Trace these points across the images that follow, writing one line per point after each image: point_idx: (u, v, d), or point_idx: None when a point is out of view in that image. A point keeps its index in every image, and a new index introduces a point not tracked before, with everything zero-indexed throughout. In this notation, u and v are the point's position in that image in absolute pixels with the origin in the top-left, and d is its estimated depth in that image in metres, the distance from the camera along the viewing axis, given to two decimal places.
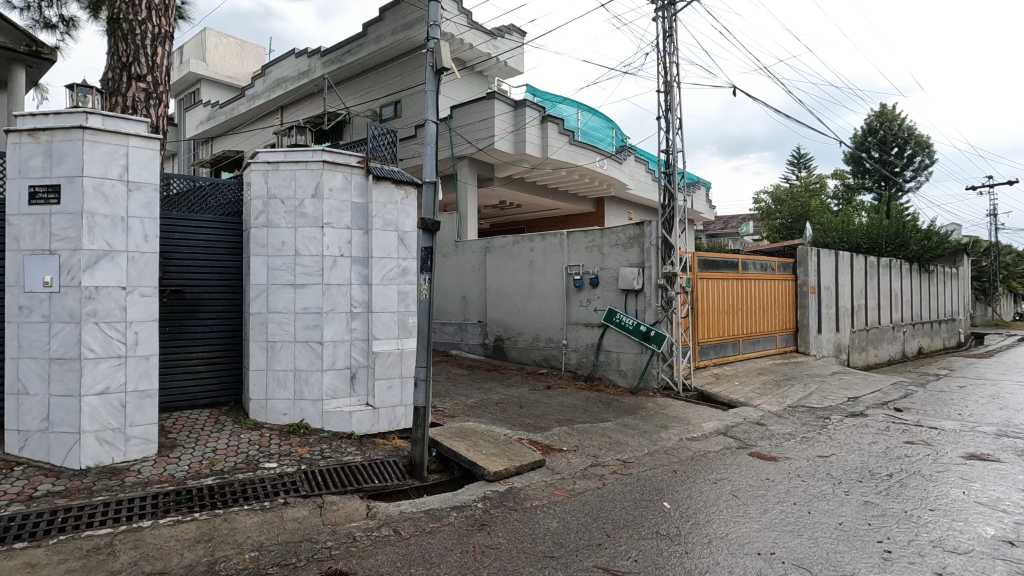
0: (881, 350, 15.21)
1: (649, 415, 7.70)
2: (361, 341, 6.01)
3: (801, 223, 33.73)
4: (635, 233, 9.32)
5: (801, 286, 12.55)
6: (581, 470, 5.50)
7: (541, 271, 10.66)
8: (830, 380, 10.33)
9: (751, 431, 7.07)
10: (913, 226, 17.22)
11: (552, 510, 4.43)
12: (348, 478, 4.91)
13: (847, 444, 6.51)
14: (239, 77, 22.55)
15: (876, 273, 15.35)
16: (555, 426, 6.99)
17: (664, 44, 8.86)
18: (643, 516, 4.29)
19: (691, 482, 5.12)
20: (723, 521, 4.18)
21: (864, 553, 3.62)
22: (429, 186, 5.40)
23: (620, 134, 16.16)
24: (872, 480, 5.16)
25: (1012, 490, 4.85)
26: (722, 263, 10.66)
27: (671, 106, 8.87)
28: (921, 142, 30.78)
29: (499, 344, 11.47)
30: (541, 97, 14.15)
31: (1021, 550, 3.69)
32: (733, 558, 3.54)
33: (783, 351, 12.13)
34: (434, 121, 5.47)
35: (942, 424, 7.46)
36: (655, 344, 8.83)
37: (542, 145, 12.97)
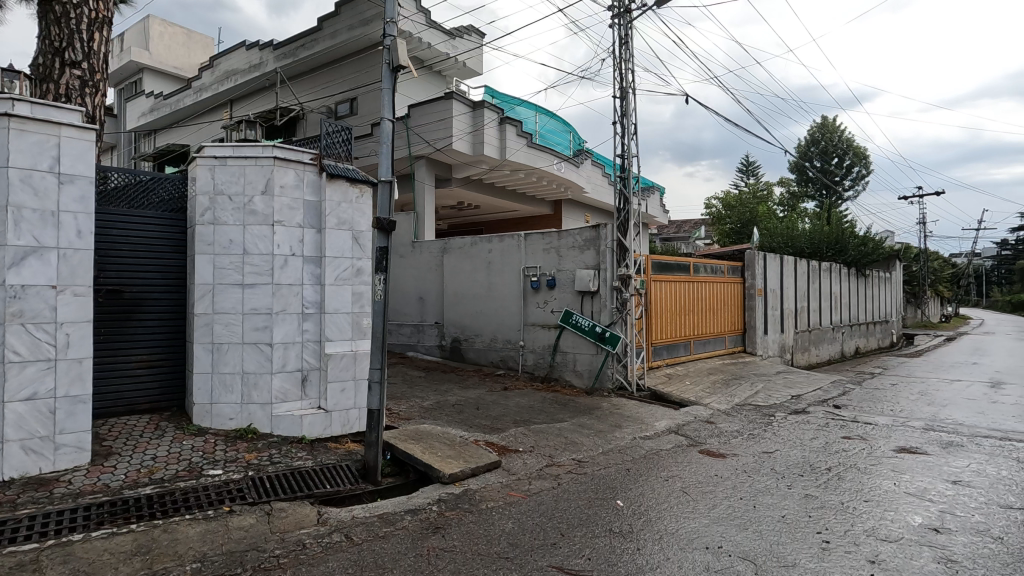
0: (821, 349, 15.96)
1: (604, 415, 7.82)
2: (313, 342, 5.85)
3: (749, 228, 35.13)
4: (592, 235, 9.47)
5: (748, 289, 13.04)
6: (536, 471, 5.53)
7: (499, 272, 10.66)
8: (775, 379, 10.77)
9: (701, 429, 7.28)
10: (851, 232, 18.18)
11: (507, 511, 4.44)
12: (298, 484, 4.77)
13: (790, 440, 6.80)
14: (186, 68, 21.60)
15: (817, 276, 16.12)
16: (512, 427, 7.00)
17: (620, 51, 9.04)
18: (597, 515, 4.34)
19: (643, 480, 5.23)
20: (674, 517, 4.29)
21: (804, 544, 3.79)
22: (384, 185, 5.31)
23: (578, 138, 16.36)
24: (812, 474, 5.41)
25: (938, 481, 5.17)
26: (675, 266, 10.95)
27: (627, 112, 9.04)
28: (859, 153, 32.51)
29: (456, 345, 11.41)
30: (500, 99, 14.16)
31: (945, 536, 3.94)
32: (683, 553, 3.64)
33: (731, 351, 12.56)
34: (390, 119, 5.38)
35: (876, 420, 7.90)
36: (610, 345, 9.06)
37: (500, 147, 12.98)
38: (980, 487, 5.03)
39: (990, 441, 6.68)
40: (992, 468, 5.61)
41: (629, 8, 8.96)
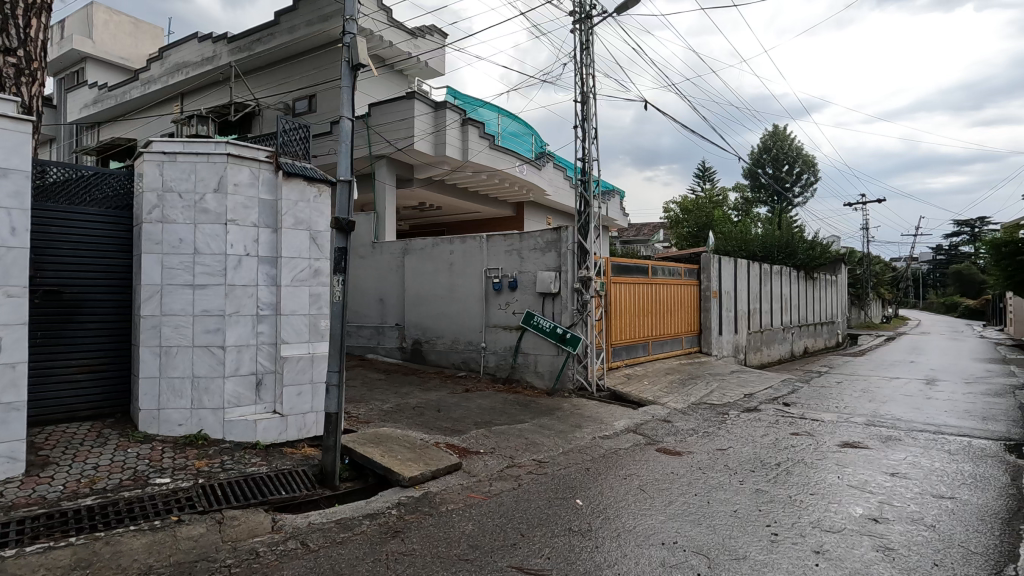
0: (772, 349, 16.59)
1: (565, 415, 7.91)
2: (269, 345, 5.69)
3: (704, 232, 36.17)
4: (553, 238, 9.57)
5: (704, 291, 13.42)
6: (496, 472, 5.55)
7: (460, 274, 10.63)
8: (729, 378, 11.12)
9: (658, 428, 7.45)
10: (800, 237, 18.96)
11: (467, 513, 4.43)
12: (252, 491, 4.63)
13: (743, 437, 7.04)
14: (132, 59, 20.64)
15: (769, 279, 16.76)
16: (472, 429, 6.98)
17: (581, 56, 9.17)
18: (556, 514, 4.39)
19: (602, 479, 5.32)
20: (632, 514, 4.38)
21: (755, 537, 3.94)
22: (343, 185, 5.22)
23: (540, 141, 16.48)
24: (762, 469, 5.62)
25: (878, 473, 5.46)
26: (634, 268, 11.16)
27: (588, 116, 9.17)
28: (808, 161, 34.01)
29: (418, 347, 11.31)
30: (462, 100, 14.13)
31: (883, 526, 4.16)
32: (640, 549, 3.72)
33: (688, 352, 12.90)
34: (349, 118, 5.29)
35: (822, 417, 8.26)
36: (571, 346, 9.15)
37: (462, 148, 12.94)
38: (915, 478, 5.34)
39: (925, 435, 7.09)
40: (926, 460, 5.96)
41: (590, 15, 9.10)
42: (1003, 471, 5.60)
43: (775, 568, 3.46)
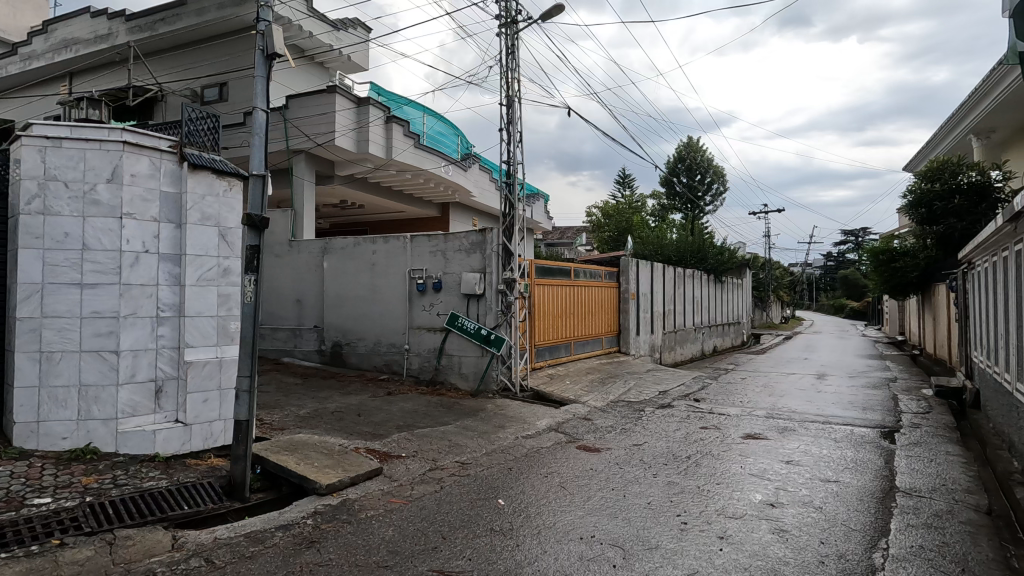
0: (685, 348, 17.52)
1: (488, 416, 7.94)
2: (170, 350, 5.28)
3: (624, 236, 37.59)
4: (478, 239, 9.59)
5: (623, 293, 13.96)
6: (418, 475, 5.47)
7: (383, 275, 10.40)
8: (645, 376, 11.63)
9: (579, 426, 7.66)
10: (710, 243, 20.19)
11: (388, 519, 4.33)
12: (149, 507, 4.27)
13: (657, 432, 7.40)
14: (10, 30, 18.46)
15: (682, 282, 17.71)
16: (394, 432, 6.85)
17: (507, 60, 9.26)
18: (478, 515, 4.40)
19: (524, 478, 5.39)
20: (552, 511, 4.47)
21: (666, 526, 4.15)
22: (256, 180, 4.95)
23: (466, 142, 16.46)
24: (674, 462, 5.93)
25: (775, 462, 5.92)
26: (557, 270, 11.40)
27: (513, 120, 9.28)
28: (718, 172, 36.22)
29: (338, 350, 10.92)
30: (386, 97, 13.82)
31: (778, 510, 4.53)
32: (559, 545, 3.81)
33: (608, 351, 13.35)
34: (263, 110, 5.03)
35: (728, 411, 8.84)
36: (495, 347, 9.21)
37: (386, 145, 12.66)
38: (807, 464, 5.85)
39: (815, 425, 7.78)
40: (816, 448, 6.55)
41: (515, 19, 9.21)
42: (879, 455, 6.26)
43: (685, 555, 3.66)
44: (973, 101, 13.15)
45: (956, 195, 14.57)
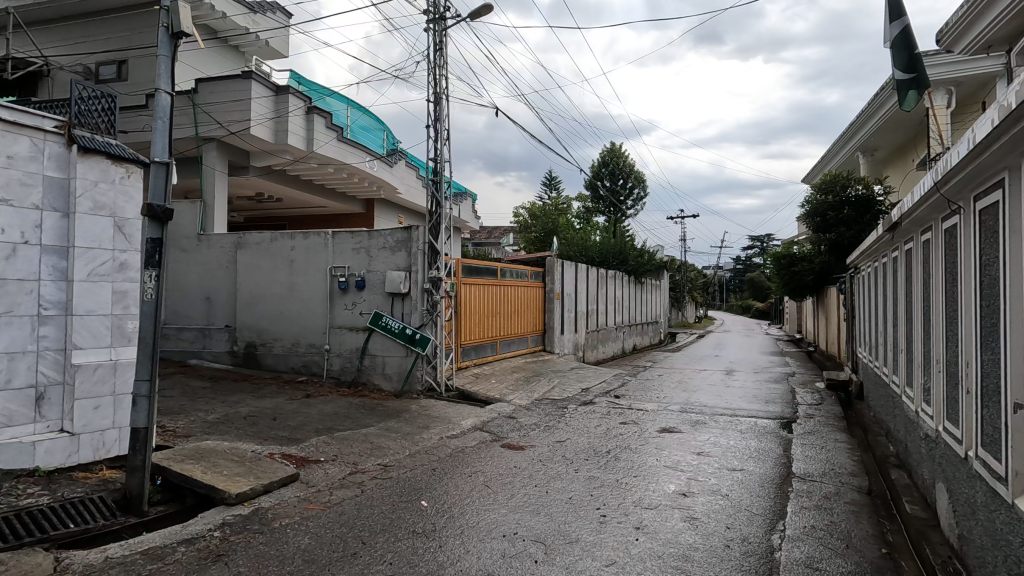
0: (607, 347, 18.12)
1: (412, 417, 7.81)
2: (54, 352, 4.77)
3: (550, 238, 38.27)
4: (403, 237, 9.40)
5: (548, 293, 14.23)
6: (338, 480, 5.27)
7: (302, 273, 9.96)
8: (568, 375, 11.91)
9: (503, 425, 7.71)
10: (631, 245, 21.00)
11: (304, 527, 4.15)
12: (26, 528, 3.83)
13: (580, 428, 7.61)
14: None
15: (605, 282, 18.30)
16: (313, 436, 6.59)
17: (434, 56, 9.15)
18: (400, 518, 4.31)
19: (448, 479, 5.35)
20: (475, 510, 4.47)
21: (586, 519, 4.28)
22: (159, 167, 4.57)
23: (392, 138, 16.10)
24: (595, 457, 6.11)
25: (688, 454, 6.25)
26: (483, 270, 11.40)
27: (440, 117, 9.18)
28: (640, 178, 37.72)
29: (251, 351, 10.33)
30: (307, 86, 13.23)
31: (690, 498, 4.80)
32: (482, 544, 3.82)
33: (533, 350, 13.55)
34: (168, 92, 4.65)
35: (646, 406, 9.24)
36: (420, 347, 9.08)
37: (307, 137, 12.12)
38: (715, 455, 6.23)
39: (724, 418, 8.30)
40: (724, 439, 6.98)
41: (444, 16, 9.13)
42: (778, 444, 6.78)
43: (603, 547, 3.78)
44: (860, 120, 14.46)
45: (845, 206, 16.05)
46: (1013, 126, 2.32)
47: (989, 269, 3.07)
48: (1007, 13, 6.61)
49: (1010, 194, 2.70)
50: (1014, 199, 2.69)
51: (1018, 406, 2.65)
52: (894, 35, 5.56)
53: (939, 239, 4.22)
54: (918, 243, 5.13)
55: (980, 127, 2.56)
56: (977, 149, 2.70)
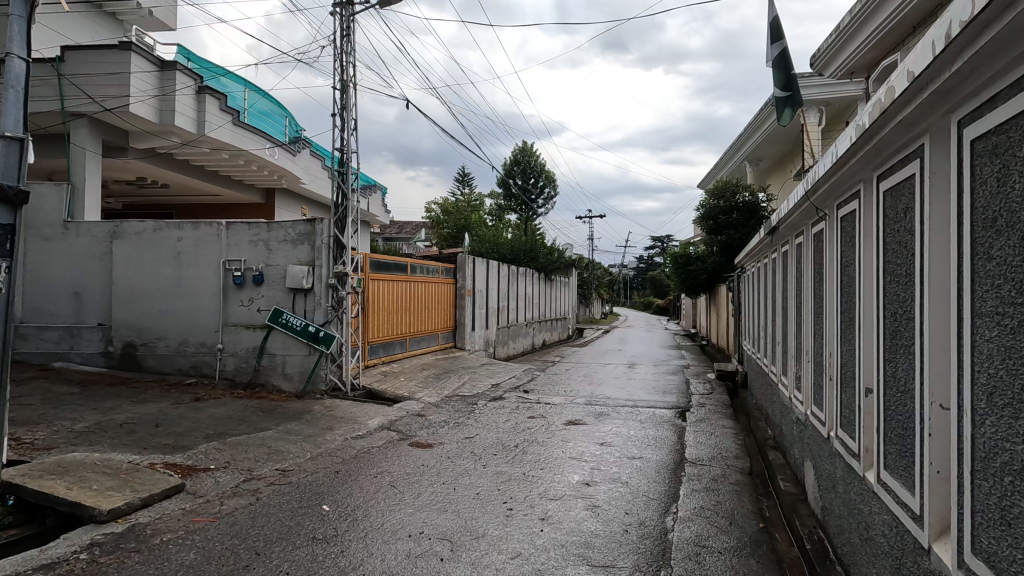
0: (517, 342, 18.41)
1: (314, 418, 7.46)
2: None
3: (462, 234, 38.19)
4: (306, 230, 8.93)
5: (459, 289, 14.19)
6: (229, 489, 4.91)
7: (192, 266, 9.18)
8: (478, 371, 11.96)
9: (412, 423, 7.58)
10: (542, 243, 21.44)
11: (189, 541, 3.83)
12: None
13: (489, 424, 7.66)
14: None
15: (516, 279, 18.56)
16: (202, 442, 6.10)
17: (341, 42, 8.77)
18: (299, 525, 4.11)
19: (352, 481, 5.17)
20: (380, 512, 4.35)
21: (493, 514, 4.31)
22: (12, 143, 3.98)
23: (295, 125, 15.28)
24: (503, 452, 6.18)
25: (592, 444, 6.50)
26: (392, 265, 11.12)
27: (347, 106, 8.83)
28: (550, 177, 38.60)
29: (130, 351, 9.38)
30: (197, 64, 12.10)
31: (593, 487, 4.99)
32: (387, 545, 3.73)
33: (443, 347, 13.45)
34: (23, 58, 4.06)
35: (553, 400, 9.49)
36: (324, 345, 8.69)
37: (197, 119, 11.16)
38: (617, 444, 6.54)
39: (625, 409, 8.72)
40: (625, 429, 7.33)
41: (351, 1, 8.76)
42: (674, 432, 7.24)
43: (509, 540, 3.82)
44: (747, 133, 15.71)
45: (735, 210, 17.40)
46: (867, 143, 2.62)
47: (848, 269, 3.46)
48: (867, 43, 7.47)
49: (865, 204, 3.05)
50: (868, 209, 3.04)
51: (869, 391, 3.01)
52: (774, 56, 6.09)
53: (810, 242, 4.69)
54: (793, 246, 5.66)
55: (841, 143, 2.87)
56: (839, 162, 3.02)
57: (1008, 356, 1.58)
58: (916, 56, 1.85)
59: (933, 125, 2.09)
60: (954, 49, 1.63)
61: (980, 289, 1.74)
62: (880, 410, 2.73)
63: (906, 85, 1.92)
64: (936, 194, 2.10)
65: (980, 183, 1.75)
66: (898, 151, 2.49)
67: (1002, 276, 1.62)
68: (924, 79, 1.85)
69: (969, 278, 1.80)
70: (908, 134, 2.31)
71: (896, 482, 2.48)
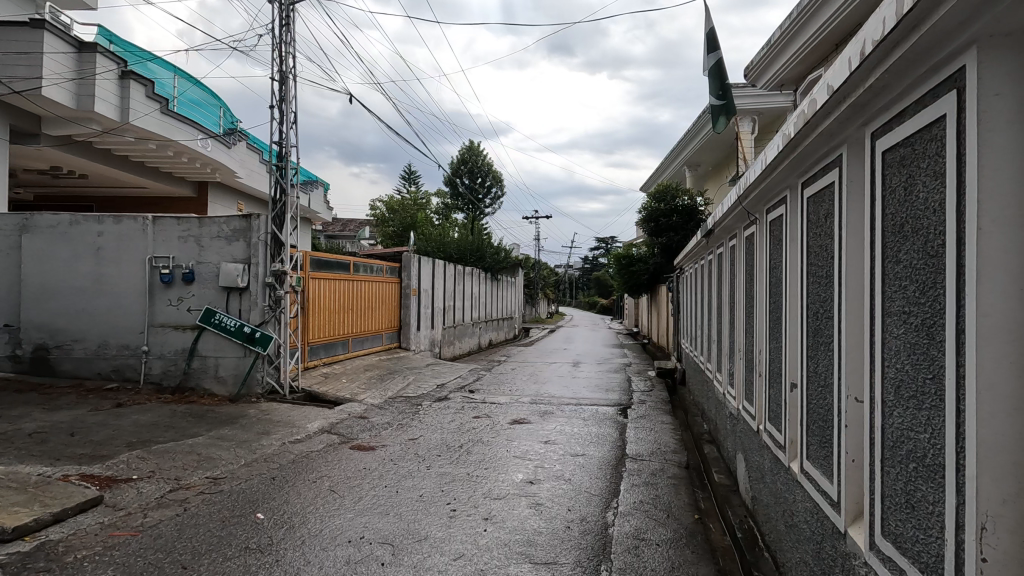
0: (463, 342, 18.32)
1: (249, 423, 7.14)
2: None
3: (408, 233, 37.64)
4: (241, 226, 8.54)
5: (404, 289, 13.97)
6: (154, 500, 4.63)
7: (113, 263, 8.59)
8: (423, 371, 11.81)
9: (353, 426, 7.39)
10: (488, 243, 21.44)
11: (108, 557, 3.58)
12: None
13: (434, 424, 7.58)
14: None
15: (462, 279, 18.48)
16: (124, 451, 5.72)
17: (280, 31, 8.44)
18: (232, 535, 3.92)
19: (289, 487, 4.98)
20: (319, 518, 4.22)
21: (435, 516, 4.27)
22: None
23: (230, 116, 14.60)
24: (447, 453, 6.13)
25: (536, 443, 6.55)
26: (333, 264, 10.81)
27: (286, 98, 8.51)
28: (497, 177, 38.66)
29: (42, 354, 8.67)
30: (120, 46, 11.31)
31: (537, 485, 5.04)
32: (325, 552, 3.62)
33: (387, 348, 13.20)
34: None
35: (499, 399, 9.50)
36: (261, 346, 8.33)
37: (120, 106, 10.44)
38: (561, 442, 6.63)
39: (569, 407, 8.85)
40: (568, 427, 7.45)
41: None
42: (616, 429, 7.41)
43: (451, 542, 3.80)
44: (686, 139, 16.29)
45: (674, 213, 17.99)
46: (792, 151, 2.77)
47: (776, 272, 3.64)
48: (794, 57, 7.93)
49: (791, 209, 3.23)
50: (793, 213, 3.21)
51: (793, 385, 3.18)
52: (709, 66, 6.35)
53: (742, 245, 4.91)
54: (727, 249, 5.92)
55: (770, 151, 3.02)
56: (768, 168, 3.18)
57: (913, 353, 1.71)
58: (835, 71, 1.97)
59: (850, 137, 2.24)
60: (868, 65, 1.75)
61: (889, 290, 1.88)
62: (803, 403, 2.90)
63: (827, 98, 2.05)
64: (853, 200, 2.25)
65: (890, 192, 1.89)
66: (820, 161, 2.64)
67: (908, 278, 1.75)
68: (841, 92, 1.97)
69: (881, 281, 1.93)
70: (828, 144, 2.45)
71: (817, 471, 2.64)
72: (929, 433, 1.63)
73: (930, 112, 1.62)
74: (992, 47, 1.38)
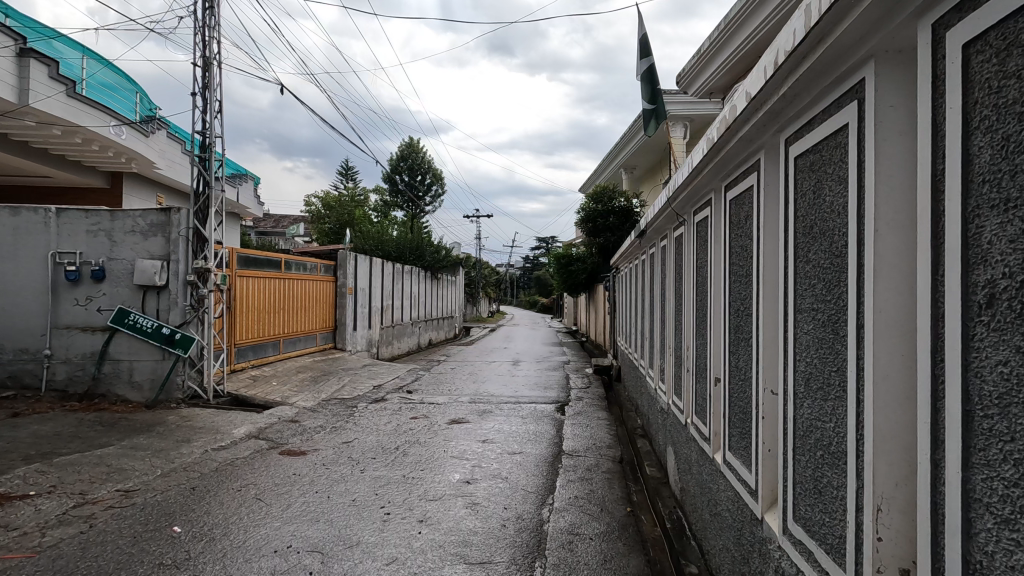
0: (402, 342, 18.01)
1: (167, 430, 6.69)
2: None
3: (344, 230, 36.51)
4: (158, 220, 7.98)
5: (339, 288, 13.54)
6: (55, 517, 4.24)
7: (9, 259, 7.83)
8: (359, 372, 11.49)
9: (283, 430, 7.08)
10: (428, 241, 21.14)
11: None
12: None
13: (369, 427, 7.39)
14: None
15: (401, 278, 18.15)
16: (20, 465, 5.20)
17: (203, 14, 7.96)
18: (144, 551, 3.66)
19: (212, 497, 4.70)
20: (243, 529, 4.01)
21: (368, 520, 4.15)
22: None
23: (146, 102, 13.67)
24: (383, 455, 6.00)
25: (473, 442, 6.52)
26: (263, 262, 10.32)
27: (209, 86, 8.04)
28: (438, 175, 38.23)
29: None
30: (20, 22, 10.18)
31: (474, 485, 5.01)
32: (249, 564, 3.44)
33: (321, 349, 12.74)
34: None
35: (437, 400, 9.39)
36: (181, 349, 7.82)
37: (18, 87, 9.48)
38: (498, 441, 6.63)
39: (508, 405, 8.87)
40: (507, 425, 7.47)
41: None
42: (553, 426, 7.50)
43: (384, 546, 3.71)
44: (623, 142, 16.73)
45: (611, 214, 18.42)
46: (715, 156, 2.90)
47: (702, 270, 3.80)
48: (722, 67, 8.32)
49: (715, 211, 3.37)
50: (717, 215, 3.36)
51: (717, 379, 3.32)
52: (642, 71, 6.53)
53: (672, 246, 5.10)
54: (659, 249, 6.13)
55: (695, 156, 3.13)
56: (695, 171, 3.30)
57: (820, 347, 1.82)
58: (751, 80, 2.08)
59: (766, 144, 2.36)
60: (780, 76, 1.85)
61: (801, 288, 1.99)
62: (726, 397, 3.02)
63: (745, 106, 2.15)
64: (768, 203, 2.38)
65: (801, 196, 2.00)
66: (740, 166, 2.78)
67: (816, 277, 1.86)
68: (758, 100, 2.08)
69: (793, 279, 2.04)
70: (748, 150, 2.57)
71: (737, 461, 2.77)
72: (833, 422, 1.74)
73: (834, 122, 1.73)
74: (888, 61, 1.48)
